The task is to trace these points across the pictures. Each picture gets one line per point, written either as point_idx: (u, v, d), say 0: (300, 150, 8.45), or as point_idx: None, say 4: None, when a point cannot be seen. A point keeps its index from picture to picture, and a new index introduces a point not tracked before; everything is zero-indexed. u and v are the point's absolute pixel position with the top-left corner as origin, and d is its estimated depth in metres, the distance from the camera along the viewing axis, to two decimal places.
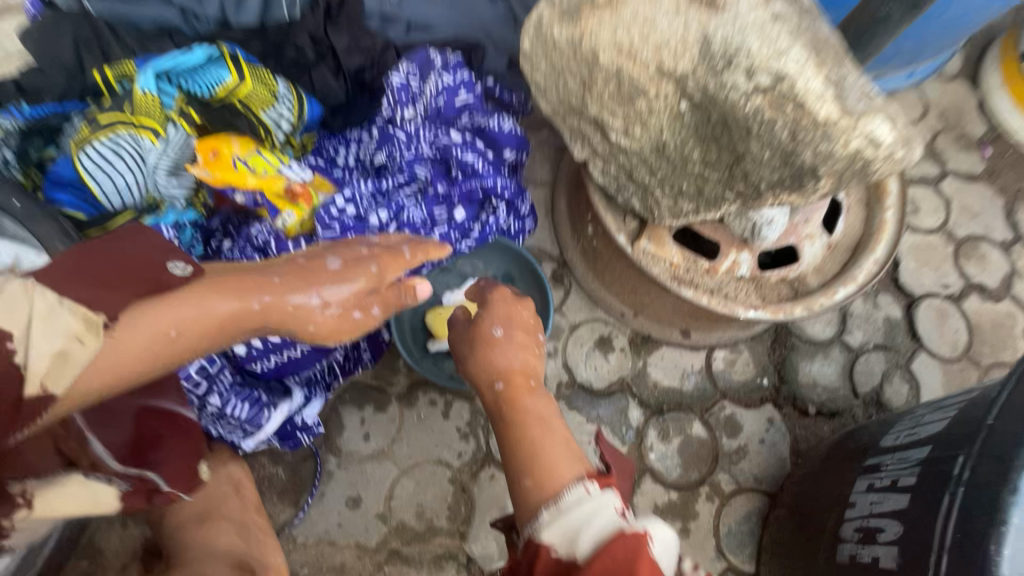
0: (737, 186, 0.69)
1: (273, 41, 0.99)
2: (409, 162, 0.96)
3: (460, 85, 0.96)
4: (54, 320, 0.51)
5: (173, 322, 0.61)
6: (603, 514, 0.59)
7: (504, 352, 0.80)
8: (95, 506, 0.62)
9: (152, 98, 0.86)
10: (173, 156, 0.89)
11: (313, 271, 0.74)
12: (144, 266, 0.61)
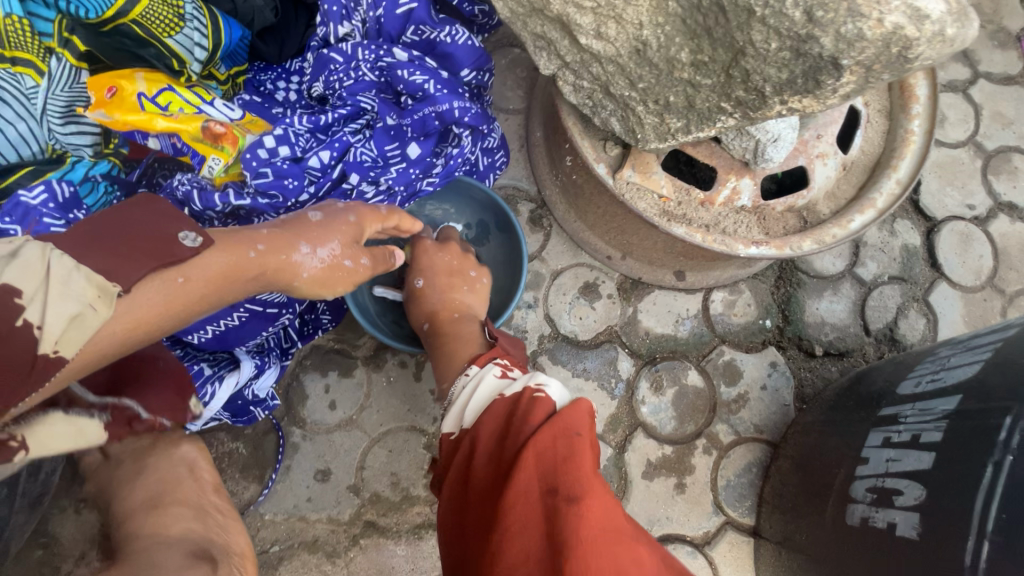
0: (736, 93, 0.55)
1: None
2: (350, 91, 0.81)
3: None
4: (69, 285, 0.45)
5: (180, 276, 0.54)
6: (484, 383, 0.63)
7: (426, 294, 0.81)
8: (85, 437, 0.54)
9: (21, 22, 0.71)
10: (66, 96, 0.75)
11: (303, 221, 0.69)
12: (156, 229, 0.53)
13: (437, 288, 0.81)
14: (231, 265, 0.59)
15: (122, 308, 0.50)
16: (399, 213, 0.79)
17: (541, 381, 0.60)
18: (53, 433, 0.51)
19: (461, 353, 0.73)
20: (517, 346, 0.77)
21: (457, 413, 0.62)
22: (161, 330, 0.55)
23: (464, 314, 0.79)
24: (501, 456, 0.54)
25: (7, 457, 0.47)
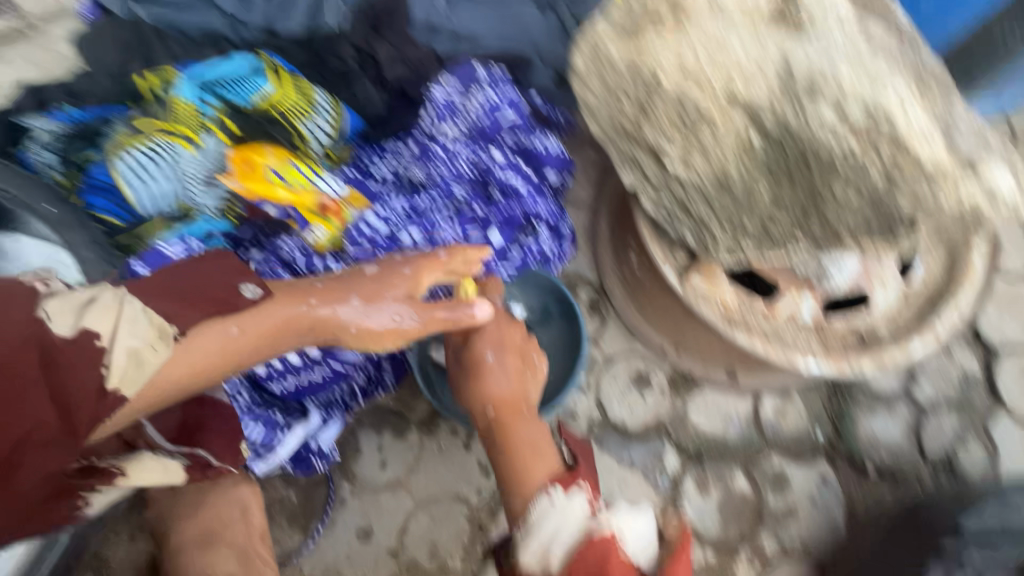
0: (812, 230, 0.62)
1: (316, 51, 0.99)
2: (446, 180, 0.91)
3: (504, 103, 0.91)
4: (137, 323, 0.55)
5: (232, 328, 0.62)
6: (574, 513, 0.64)
7: (491, 377, 0.77)
8: (169, 470, 0.69)
9: (190, 106, 0.87)
10: (208, 165, 0.85)
11: (360, 276, 0.70)
12: (223, 283, 0.63)
13: (505, 373, 0.77)
14: (282, 325, 0.66)
15: (178, 356, 0.59)
16: (465, 252, 0.76)
17: (630, 529, 0.62)
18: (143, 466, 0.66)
19: (538, 460, 0.72)
20: (591, 461, 0.77)
21: (545, 545, 0.63)
22: (218, 376, 0.64)
23: (529, 409, 0.77)
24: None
25: (108, 482, 0.62)
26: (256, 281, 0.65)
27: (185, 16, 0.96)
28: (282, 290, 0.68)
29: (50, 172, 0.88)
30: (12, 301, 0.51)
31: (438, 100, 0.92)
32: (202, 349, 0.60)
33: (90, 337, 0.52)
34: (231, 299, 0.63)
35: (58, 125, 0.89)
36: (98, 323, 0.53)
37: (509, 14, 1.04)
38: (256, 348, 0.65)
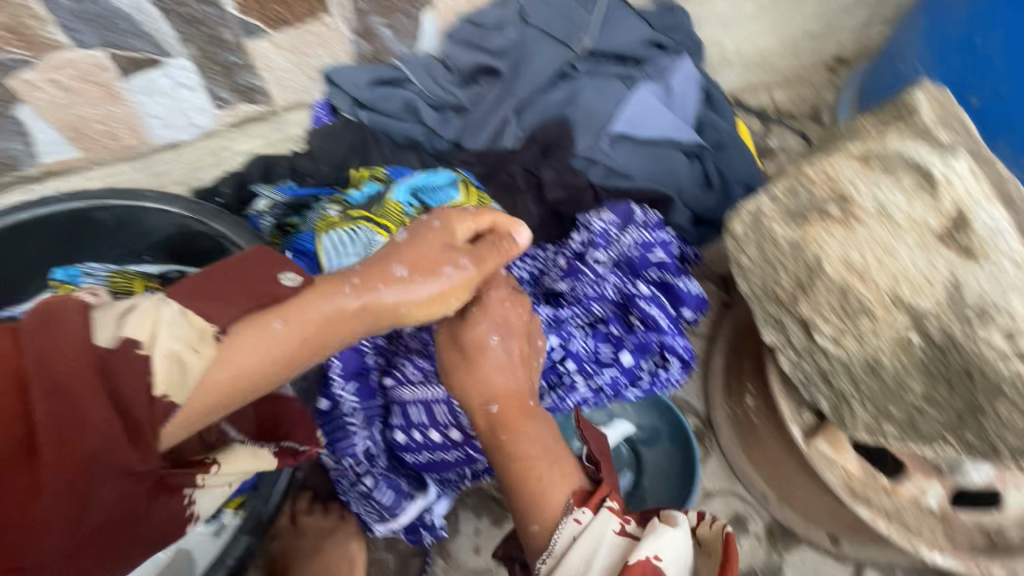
0: (967, 436, 0.69)
1: (492, 165, 1.14)
2: (589, 298, 0.98)
3: (657, 244, 0.98)
4: (176, 325, 0.60)
5: (274, 321, 0.67)
6: (606, 540, 0.65)
7: (455, 351, 0.80)
8: (260, 457, 0.74)
9: (392, 203, 1.01)
10: None
11: (332, 286, 0.71)
12: (264, 277, 0.71)
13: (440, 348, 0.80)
14: (323, 325, 0.70)
15: (225, 358, 0.63)
16: (491, 213, 0.81)
17: (658, 546, 0.61)
18: (236, 460, 0.72)
19: (559, 478, 0.73)
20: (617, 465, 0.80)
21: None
22: (273, 375, 0.67)
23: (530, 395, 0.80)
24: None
25: (205, 470, 0.69)
26: (293, 270, 0.73)
27: (395, 124, 1.14)
28: (322, 280, 0.73)
29: (262, 230, 1.07)
30: (52, 327, 0.54)
31: (596, 229, 1.00)
32: (251, 347, 0.64)
33: (133, 347, 0.56)
34: (275, 291, 0.70)
35: (284, 198, 1.08)
36: (139, 331, 0.57)
37: (660, 158, 1.18)
38: (303, 342, 0.68)
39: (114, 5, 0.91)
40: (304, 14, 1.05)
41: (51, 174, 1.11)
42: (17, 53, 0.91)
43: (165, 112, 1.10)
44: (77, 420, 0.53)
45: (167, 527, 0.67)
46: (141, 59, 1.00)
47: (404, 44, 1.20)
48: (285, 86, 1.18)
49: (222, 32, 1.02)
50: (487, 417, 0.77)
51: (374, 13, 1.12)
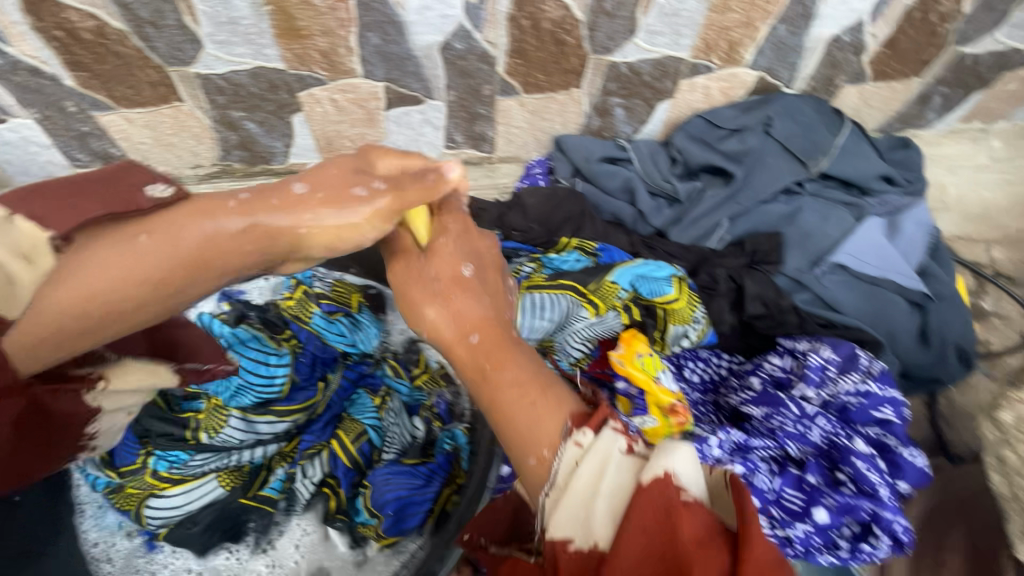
0: None
1: (693, 261, 1.12)
2: (788, 435, 0.89)
3: (884, 400, 0.90)
4: (2, 232, 0.55)
5: (144, 234, 0.61)
6: (614, 463, 0.59)
7: (432, 284, 0.74)
8: (158, 373, 0.73)
9: (613, 287, 0.93)
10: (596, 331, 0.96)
11: (203, 200, 0.65)
12: (126, 188, 0.63)
13: (417, 263, 0.75)
14: (255, 248, 0.64)
15: (67, 280, 0.57)
16: (378, 147, 0.73)
17: (677, 463, 0.55)
18: (127, 372, 0.70)
19: (548, 410, 0.66)
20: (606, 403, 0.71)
21: (585, 517, 0.57)
22: (152, 293, 0.61)
23: (489, 325, 0.74)
24: (687, 567, 0.50)
25: (90, 382, 0.66)
26: (165, 182, 0.65)
27: (607, 200, 1.15)
28: (198, 199, 0.65)
29: None
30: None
31: (813, 364, 0.93)
32: (138, 275, 0.59)
33: None
34: (134, 198, 0.62)
35: None
36: None
37: (877, 297, 1.09)
38: (176, 246, 0.61)
39: (412, 50, 1.00)
40: (559, 84, 1.11)
41: (291, 173, 1.23)
42: (319, 73, 1.02)
43: (404, 141, 1.19)
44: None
45: (48, 445, 0.67)
46: (409, 96, 1.09)
47: (630, 126, 1.23)
48: (511, 141, 1.23)
49: (483, 86, 1.09)
50: (466, 347, 0.73)
51: (617, 95, 1.16)
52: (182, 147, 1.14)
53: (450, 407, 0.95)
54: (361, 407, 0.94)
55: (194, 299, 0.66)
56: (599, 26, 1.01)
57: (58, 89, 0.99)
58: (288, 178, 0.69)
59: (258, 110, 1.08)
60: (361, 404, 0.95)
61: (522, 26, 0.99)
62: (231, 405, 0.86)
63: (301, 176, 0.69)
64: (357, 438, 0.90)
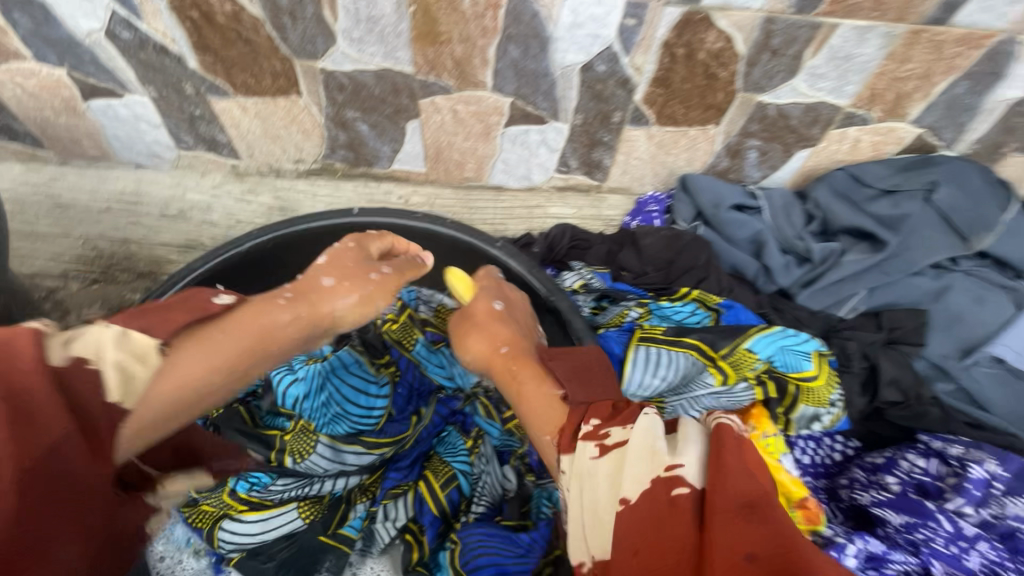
0: None
1: (820, 330, 1.01)
2: (939, 555, 0.78)
3: None
4: (125, 341, 0.56)
5: (223, 330, 0.64)
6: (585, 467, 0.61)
7: (477, 321, 0.82)
8: (198, 476, 0.72)
9: (748, 356, 0.85)
10: (722, 401, 0.85)
11: (265, 298, 0.69)
12: (196, 292, 0.66)
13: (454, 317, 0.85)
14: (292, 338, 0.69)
15: (170, 374, 0.59)
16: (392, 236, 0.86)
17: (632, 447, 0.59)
18: (174, 478, 0.70)
19: (544, 406, 0.70)
20: (593, 387, 0.70)
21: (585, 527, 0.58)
22: (233, 376, 0.64)
23: (507, 340, 0.79)
24: (665, 544, 0.52)
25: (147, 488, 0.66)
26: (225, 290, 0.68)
27: (729, 250, 1.05)
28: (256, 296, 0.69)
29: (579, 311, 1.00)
30: (5, 360, 0.51)
31: (973, 476, 0.84)
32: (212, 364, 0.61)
33: (82, 364, 0.53)
34: (207, 302, 0.64)
35: (600, 283, 1.02)
36: (87, 349, 0.54)
37: None
38: (261, 330, 0.66)
39: (550, 68, 0.92)
40: (696, 120, 1.02)
41: (392, 179, 1.18)
42: (446, 82, 0.95)
43: (514, 160, 1.12)
44: (26, 421, 0.50)
45: (122, 546, 0.63)
46: (533, 115, 1.01)
47: (758, 171, 1.13)
48: (627, 173, 1.14)
49: (614, 113, 1.00)
50: (502, 357, 0.77)
51: (755, 137, 1.05)
52: (287, 141, 1.10)
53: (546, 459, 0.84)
54: (450, 447, 0.88)
55: (258, 378, 0.69)
56: (759, 63, 0.91)
57: (180, 70, 0.95)
58: (312, 270, 0.76)
59: (374, 113, 1.02)
60: (450, 445, 0.88)
61: (675, 55, 0.90)
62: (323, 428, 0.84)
63: (319, 267, 0.77)
64: (446, 484, 0.83)
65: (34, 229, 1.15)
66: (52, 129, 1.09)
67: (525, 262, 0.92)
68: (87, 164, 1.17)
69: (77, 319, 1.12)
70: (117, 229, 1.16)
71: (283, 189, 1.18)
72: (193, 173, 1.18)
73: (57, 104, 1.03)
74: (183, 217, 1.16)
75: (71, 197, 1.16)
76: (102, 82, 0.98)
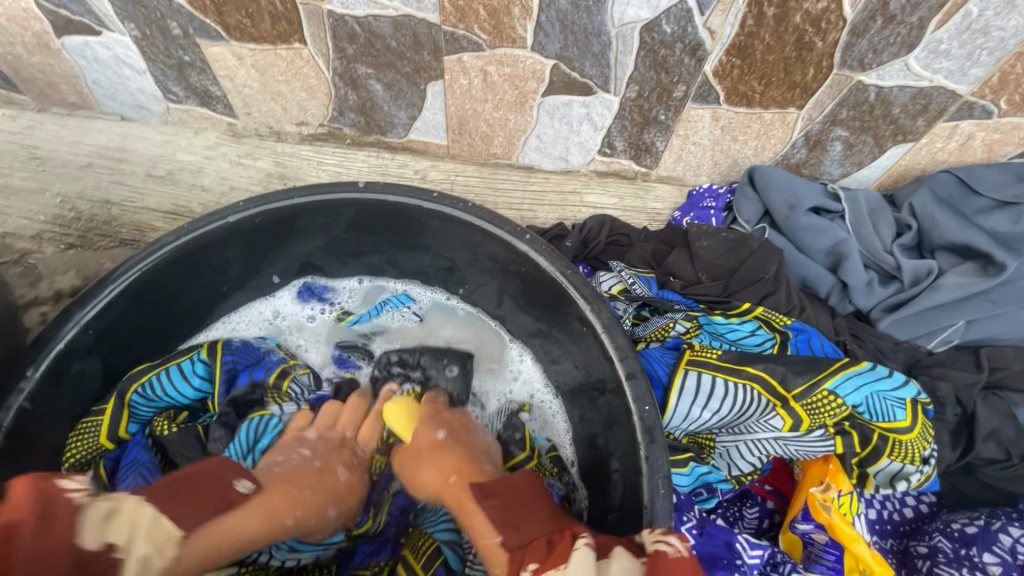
0: None
1: (904, 364, 0.85)
2: None
3: None
4: (154, 526, 0.56)
5: (230, 538, 0.62)
6: None
7: (423, 446, 0.77)
8: None
9: (829, 399, 0.70)
10: (791, 449, 0.71)
11: (279, 499, 0.68)
12: (223, 476, 0.65)
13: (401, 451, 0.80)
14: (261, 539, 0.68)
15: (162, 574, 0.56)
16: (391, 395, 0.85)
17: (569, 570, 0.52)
18: None
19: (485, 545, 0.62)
20: (526, 525, 0.60)
21: None
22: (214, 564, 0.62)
23: (454, 467, 0.73)
24: None
25: None
26: (245, 473, 0.68)
27: (802, 261, 0.90)
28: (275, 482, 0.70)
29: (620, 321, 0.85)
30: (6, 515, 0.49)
31: None
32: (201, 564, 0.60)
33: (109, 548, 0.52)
34: (228, 489, 0.64)
35: (643, 291, 0.87)
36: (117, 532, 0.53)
37: None
38: (269, 525, 0.66)
39: (605, 25, 0.74)
40: (774, 101, 0.83)
41: (408, 150, 1.03)
42: (477, 36, 0.78)
43: (550, 137, 0.95)
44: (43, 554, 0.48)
45: None
46: (579, 83, 0.84)
47: (839, 167, 0.95)
48: (681, 159, 0.97)
49: (676, 87, 0.83)
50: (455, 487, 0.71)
51: (844, 126, 0.87)
52: (290, 99, 0.95)
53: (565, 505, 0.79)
54: (432, 515, 0.77)
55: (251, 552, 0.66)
56: (869, 32, 0.71)
57: (164, 5, 0.79)
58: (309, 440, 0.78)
59: (390, 70, 0.86)
60: (430, 513, 0.78)
61: (763, 15, 0.70)
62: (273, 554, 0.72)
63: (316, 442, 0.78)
64: (430, 564, 0.72)
65: (6, 182, 1.00)
66: (26, 69, 0.95)
67: (557, 262, 0.75)
68: (69, 112, 1.04)
69: (49, 287, 0.94)
70: (99, 189, 1.01)
71: (284, 155, 1.03)
72: (186, 131, 1.04)
73: (29, 39, 0.89)
74: (171, 179, 1.02)
75: (49, 148, 1.03)
76: (76, 16, 0.83)
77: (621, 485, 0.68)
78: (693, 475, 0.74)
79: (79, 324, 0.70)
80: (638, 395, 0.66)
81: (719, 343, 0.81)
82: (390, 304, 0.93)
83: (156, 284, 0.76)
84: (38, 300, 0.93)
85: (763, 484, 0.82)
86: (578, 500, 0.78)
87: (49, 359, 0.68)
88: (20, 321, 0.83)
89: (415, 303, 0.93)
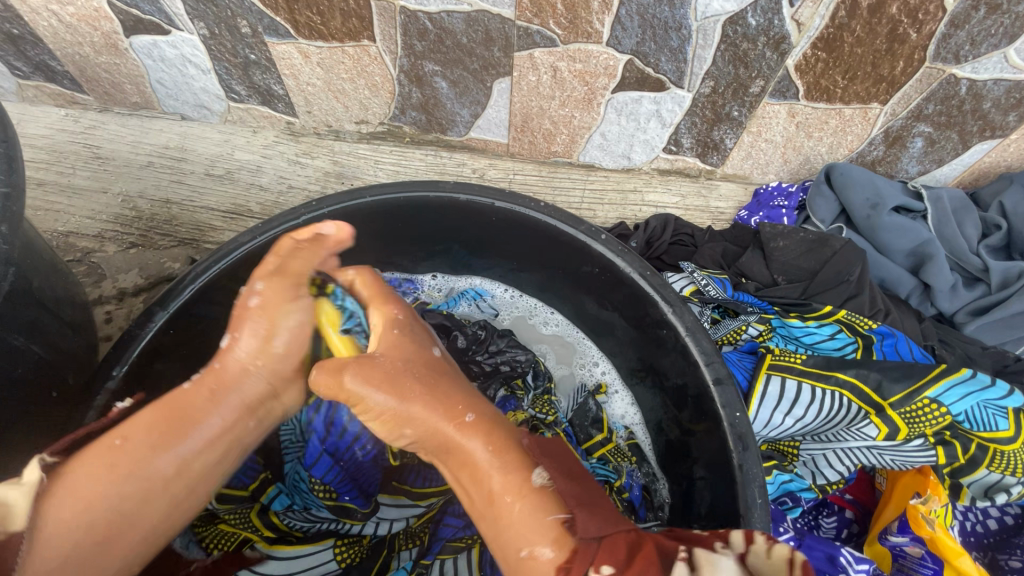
0: None
1: (993, 370, 0.81)
2: None
3: None
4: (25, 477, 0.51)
5: (155, 460, 0.54)
6: None
7: (406, 356, 0.60)
8: None
9: (927, 407, 0.67)
10: (886, 460, 0.69)
11: (176, 394, 0.57)
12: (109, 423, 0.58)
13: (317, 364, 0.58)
14: (225, 427, 0.58)
15: (53, 527, 0.49)
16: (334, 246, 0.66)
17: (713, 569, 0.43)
18: None
19: (533, 520, 0.50)
20: (601, 512, 0.51)
21: None
22: (174, 470, 0.55)
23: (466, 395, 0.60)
24: None
25: None
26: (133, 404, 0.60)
27: (881, 261, 0.88)
28: (164, 403, 0.56)
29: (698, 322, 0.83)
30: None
31: None
32: (125, 491, 0.52)
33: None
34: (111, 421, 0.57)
35: (718, 292, 0.84)
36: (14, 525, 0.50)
37: None
38: (193, 436, 0.56)
39: (687, 19, 0.72)
40: (857, 96, 0.80)
41: (468, 148, 1.02)
42: (552, 31, 0.76)
43: (615, 135, 0.93)
44: None
45: None
46: (652, 79, 0.81)
47: (917, 165, 0.91)
48: (749, 157, 0.95)
49: (754, 82, 0.79)
50: (477, 420, 0.57)
51: (929, 122, 0.83)
52: (352, 97, 0.95)
53: (645, 496, 0.78)
54: None
55: (208, 461, 0.57)
56: (969, 22, 0.67)
57: (234, 3, 0.79)
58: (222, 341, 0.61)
59: (457, 67, 0.85)
60: None
61: (857, 6, 0.67)
62: (329, 520, 0.70)
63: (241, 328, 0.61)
64: None
65: (70, 181, 1.01)
66: (92, 68, 0.96)
67: (635, 263, 0.73)
68: (130, 112, 1.06)
69: (113, 286, 0.94)
70: (160, 188, 1.01)
71: (342, 153, 1.03)
72: (244, 130, 1.05)
73: (98, 39, 0.90)
74: (230, 178, 1.02)
75: (110, 148, 1.04)
76: (146, 15, 0.83)
77: (712, 494, 0.67)
78: (776, 483, 0.72)
79: (159, 324, 0.69)
80: (728, 401, 0.64)
81: (795, 346, 0.79)
82: (467, 297, 0.93)
83: (230, 284, 0.76)
84: (104, 299, 0.94)
85: (842, 493, 0.79)
86: (658, 492, 0.79)
87: (134, 360, 0.68)
88: (93, 322, 0.83)
89: (491, 297, 0.94)
